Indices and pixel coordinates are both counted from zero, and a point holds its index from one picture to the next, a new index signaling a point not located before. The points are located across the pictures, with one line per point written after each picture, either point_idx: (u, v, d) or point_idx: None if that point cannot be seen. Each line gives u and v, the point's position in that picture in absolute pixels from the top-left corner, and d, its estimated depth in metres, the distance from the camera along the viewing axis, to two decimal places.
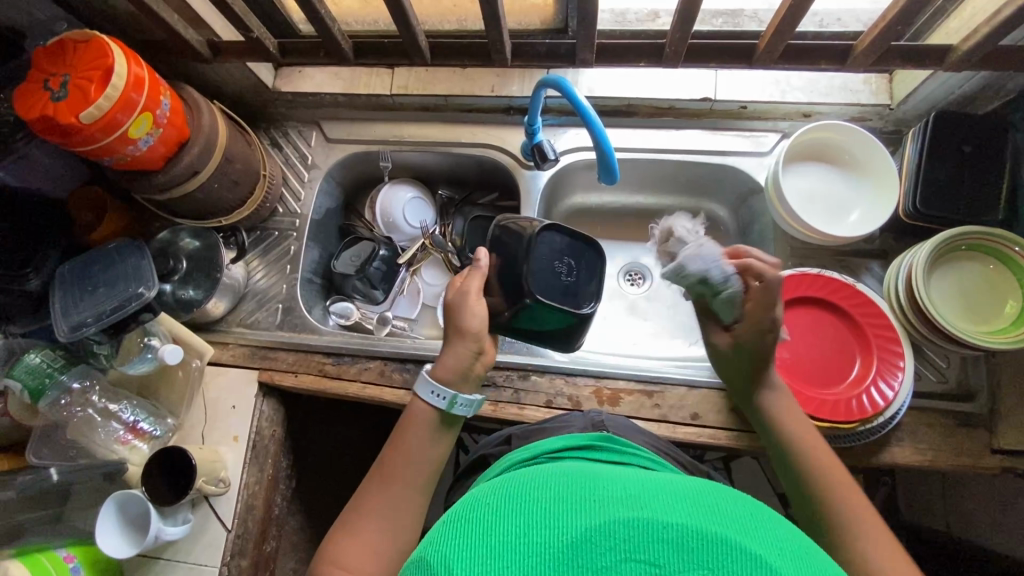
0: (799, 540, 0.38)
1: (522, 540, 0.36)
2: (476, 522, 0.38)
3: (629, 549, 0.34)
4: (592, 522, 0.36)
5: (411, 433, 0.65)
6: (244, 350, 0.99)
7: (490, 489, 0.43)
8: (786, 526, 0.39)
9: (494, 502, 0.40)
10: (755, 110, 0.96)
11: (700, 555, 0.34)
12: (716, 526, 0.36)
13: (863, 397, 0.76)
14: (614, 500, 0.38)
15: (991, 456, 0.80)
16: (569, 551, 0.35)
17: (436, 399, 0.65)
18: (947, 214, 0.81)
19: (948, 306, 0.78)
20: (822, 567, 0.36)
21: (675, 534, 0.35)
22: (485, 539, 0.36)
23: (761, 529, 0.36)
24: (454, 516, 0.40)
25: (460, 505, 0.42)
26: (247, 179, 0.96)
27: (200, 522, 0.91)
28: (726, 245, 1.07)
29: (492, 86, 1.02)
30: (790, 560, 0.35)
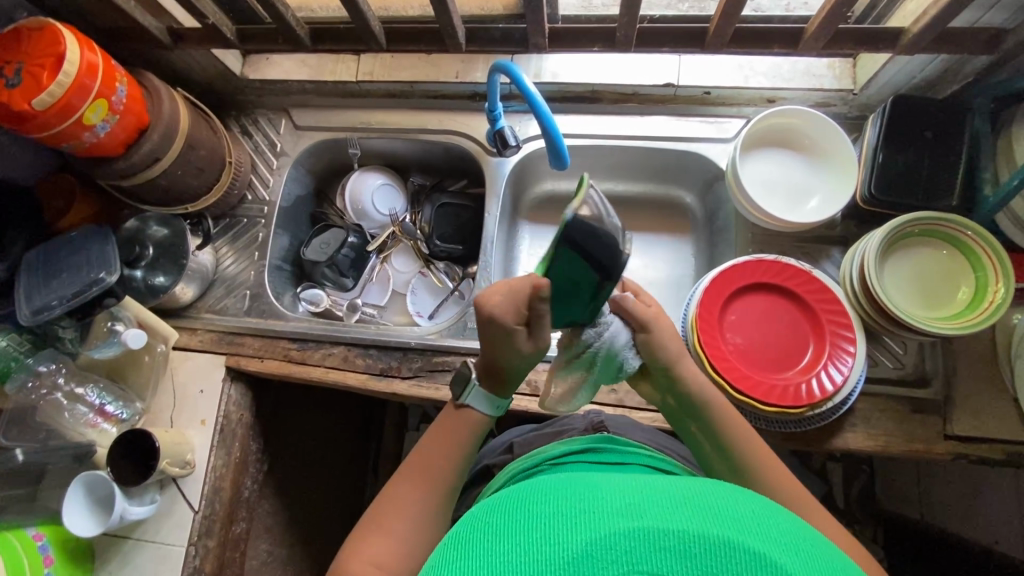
0: (792, 529, 0.40)
1: (527, 559, 0.37)
2: (478, 549, 0.39)
3: (633, 561, 0.35)
4: (595, 536, 0.37)
5: (453, 433, 0.66)
6: (212, 335, 1.00)
7: (490, 508, 0.44)
8: (778, 516, 0.41)
9: (494, 526, 0.41)
10: (719, 95, 0.95)
11: (704, 560, 0.35)
12: (715, 528, 0.37)
13: (812, 382, 0.76)
14: (612, 510, 0.39)
15: (944, 443, 0.80)
16: (573, 565, 0.36)
17: (494, 410, 0.68)
18: (905, 201, 0.80)
19: (900, 292, 0.78)
20: (821, 557, 0.38)
21: (677, 541, 0.36)
22: (489, 560, 0.38)
23: (760, 526, 0.38)
24: (455, 542, 0.41)
25: (461, 529, 0.43)
26: (213, 166, 0.97)
27: (168, 503, 0.93)
28: (694, 232, 1.07)
29: (457, 72, 1.02)
30: (786, 552, 0.37)
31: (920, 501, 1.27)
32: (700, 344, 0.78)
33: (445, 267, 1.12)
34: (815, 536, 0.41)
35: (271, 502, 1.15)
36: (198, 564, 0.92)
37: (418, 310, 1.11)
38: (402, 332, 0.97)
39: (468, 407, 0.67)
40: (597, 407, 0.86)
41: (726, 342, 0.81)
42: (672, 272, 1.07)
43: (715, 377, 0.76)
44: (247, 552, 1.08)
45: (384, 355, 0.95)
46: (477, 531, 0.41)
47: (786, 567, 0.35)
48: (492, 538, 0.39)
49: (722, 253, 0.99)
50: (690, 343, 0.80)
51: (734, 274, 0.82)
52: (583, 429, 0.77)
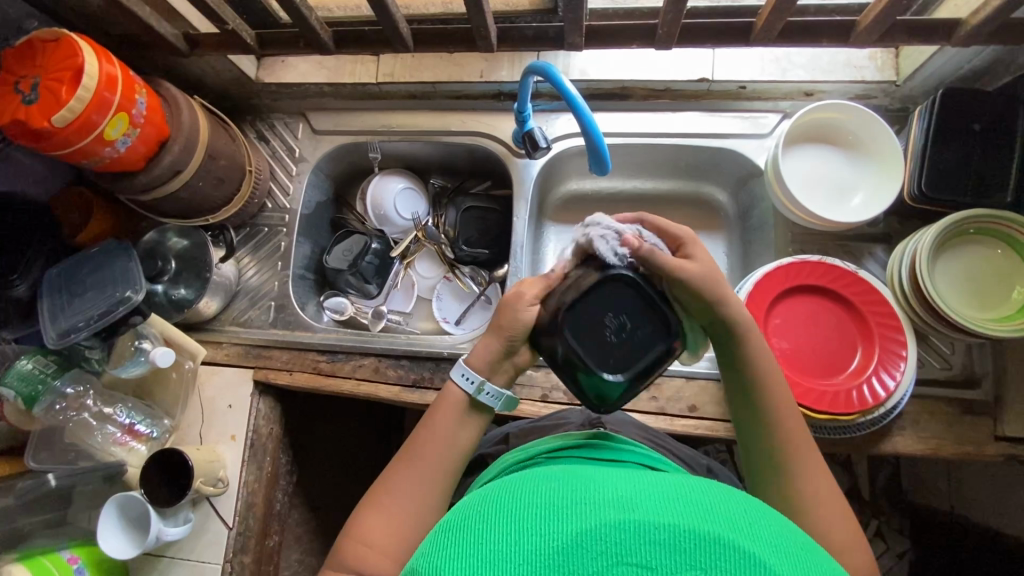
0: (790, 535, 0.38)
1: (514, 549, 0.36)
2: (470, 533, 0.39)
3: (621, 553, 0.34)
4: (583, 526, 0.36)
5: (441, 420, 0.64)
6: (238, 349, 0.98)
7: (484, 495, 0.44)
8: (777, 521, 0.39)
9: (486, 512, 0.40)
10: (754, 90, 0.92)
11: (693, 556, 0.34)
12: (708, 524, 0.36)
13: (863, 388, 0.74)
14: (602, 501, 0.38)
15: (995, 444, 0.78)
16: (560, 557, 0.35)
17: (467, 383, 0.64)
18: (954, 196, 0.78)
19: (951, 292, 0.76)
20: (814, 562, 0.37)
21: (667, 534, 0.35)
22: (477, 547, 0.37)
23: (755, 528, 0.37)
24: (448, 525, 0.41)
25: (453, 515, 0.43)
26: (233, 175, 0.94)
27: (201, 520, 0.92)
28: (726, 229, 1.05)
29: (481, 71, 0.98)
30: (782, 557, 0.35)
31: (952, 493, 1.26)
32: None
33: (470, 272, 1.09)
34: (812, 542, 0.39)
35: (300, 513, 1.14)
36: None
37: (445, 316, 1.09)
38: (433, 341, 0.95)
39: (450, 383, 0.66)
40: (638, 416, 0.85)
41: (772, 346, 0.79)
42: None
43: None
44: (280, 564, 1.07)
45: (416, 365, 0.93)
46: (465, 518, 0.41)
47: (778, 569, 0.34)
48: (484, 525, 0.39)
49: (758, 251, 0.97)
50: None
51: (778, 275, 0.80)
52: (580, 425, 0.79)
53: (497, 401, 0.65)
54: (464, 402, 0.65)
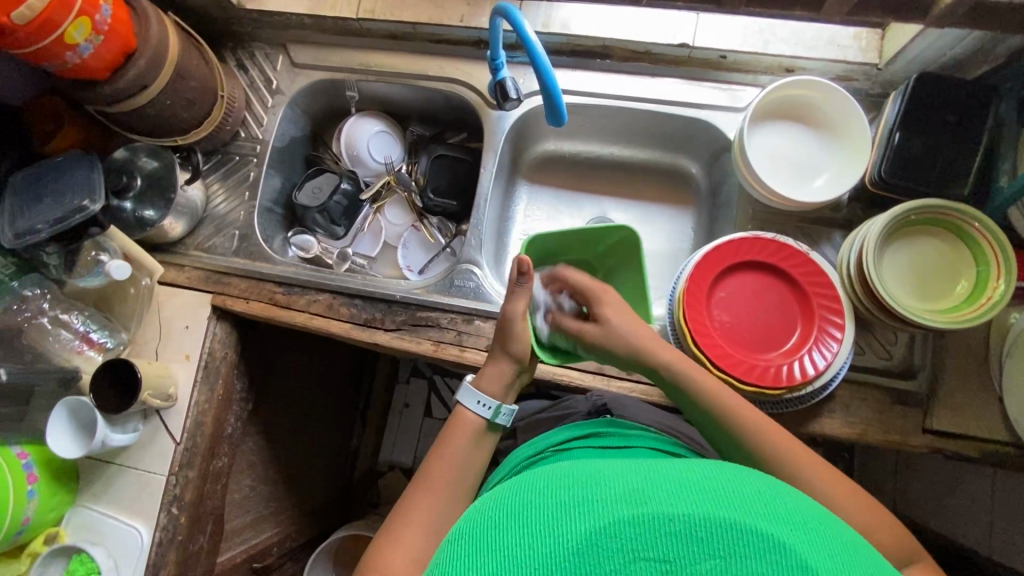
0: (796, 501, 0.43)
1: (529, 554, 0.39)
2: (482, 541, 0.41)
3: (638, 549, 0.38)
4: (599, 525, 0.39)
5: (454, 441, 0.70)
6: (199, 273, 1.00)
7: (492, 498, 0.46)
8: (780, 491, 0.43)
9: (497, 517, 0.43)
10: (735, 61, 0.90)
11: (710, 544, 0.38)
12: (720, 510, 0.39)
13: (794, 364, 0.75)
14: (615, 495, 0.41)
15: (921, 435, 0.79)
16: (579, 556, 0.38)
17: (484, 408, 0.71)
18: (915, 185, 0.77)
19: (897, 281, 0.76)
20: (823, 530, 0.41)
21: (684, 525, 0.38)
22: (495, 556, 0.40)
23: (765, 506, 0.40)
24: (461, 537, 0.43)
25: (465, 524, 0.45)
26: (205, 98, 0.94)
27: (150, 433, 0.96)
28: (696, 204, 1.05)
29: (462, 16, 0.96)
30: (794, 530, 0.39)
31: (895, 491, 1.28)
32: (685, 318, 0.77)
33: (438, 223, 1.10)
34: (816, 504, 0.44)
35: (255, 442, 1.17)
36: (179, 493, 0.95)
37: (409, 264, 1.10)
38: (388, 284, 0.96)
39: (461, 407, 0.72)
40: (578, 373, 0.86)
41: (712, 318, 0.80)
42: (670, 245, 1.05)
43: (696, 352, 0.75)
44: (229, 486, 1.11)
45: (369, 306, 0.94)
46: (478, 527, 0.43)
47: (792, 544, 0.38)
48: (498, 531, 0.41)
49: (722, 227, 0.97)
50: (675, 316, 0.79)
51: (729, 249, 0.80)
52: (587, 413, 0.91)
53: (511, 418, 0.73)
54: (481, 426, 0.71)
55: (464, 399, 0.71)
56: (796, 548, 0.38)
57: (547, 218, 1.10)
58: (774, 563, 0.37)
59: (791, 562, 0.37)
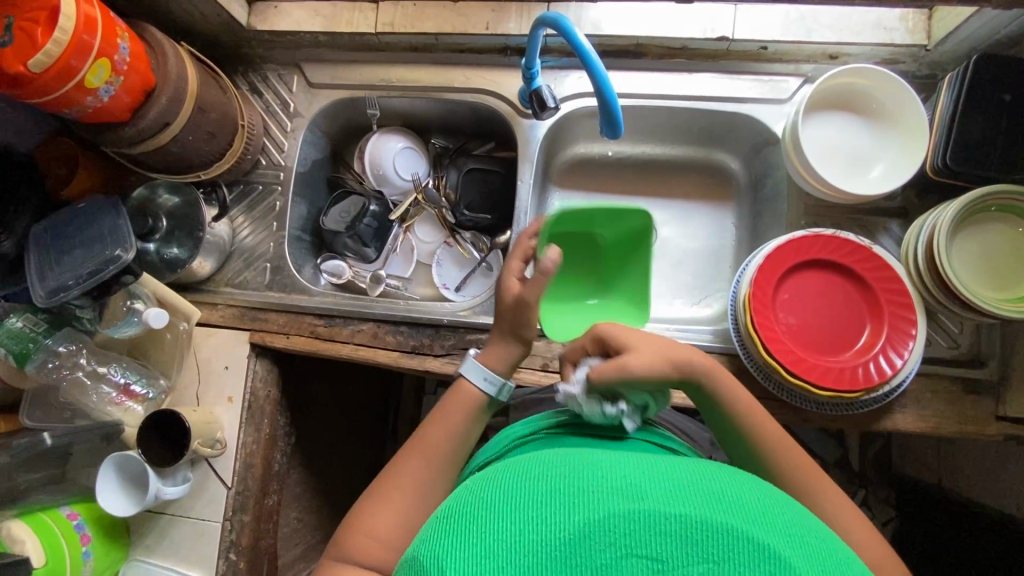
0: (799, 518, 0.41)
1: (518, 539, 0.38)
2: (468, 519, 0.40)
3: (631, 545, 0.36)
4: (593, 517, 0.38)
5: (450, 413, 0.70)
6: (233, 311, 0.96)
7: (483, 480, 0.45)
8: (786, 506, 0.42)
9: (486, 499, 0.42)
10: (776, 51, 0.87)
11: (706, 548, 0.36)
12: (720, 515, 0.38)
13: (870, 365, 0.73)
14: (612, 489, 0.39)
15: (995, 424, 0.78)
16: (567, 547, 0.37)
17: (486, 384, 0.71)
18: (978, 170, 0.75)
19: (969, 270, 0.74)
20: (826, 547, 0.39)
21: (680, 525, 0.37)
22: (479, 538, 0.38)
23: (767, 516, 0.39)
24: (445, 515, 0.42)
25: (450, 504, 0.43)
26: (225, 128, 0.89)
27: (200, 480, 0.93)
28: (736, 199, 1.03)
29: (487, 23, 0.92)
30: (796, 546, 0.38)
31: (940, 467, 1.28)
32: (753, 325, 0.74)
33: (471, 238, 1.06)
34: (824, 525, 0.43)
35: (299, 474, 1.15)
36: (235, 538, 0.93)
37: (445, 282, 1.06)
38: (434, 308, 0.93)
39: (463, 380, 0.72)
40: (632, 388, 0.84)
41: (778, 322, 0.78)
42: (712, 243, 1.03)
43: (769, 360, 0.73)
44: (280, 522, 1.09)
45: (415, 332, 0.91)
46: (466, 505, 0.42)
47: (794, 561, 0.36)
48: (486, 512, 0.40)
49: (768, 223, 0.95)
50: (742, 323, 0.76)
51: (790, 249, 0.77)
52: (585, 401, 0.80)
53: (504, 393, 0.72)
54: (477, 398, 0.71)
55: (469, 375, 0.71)
56: (799, 567, 0.36)
57: None
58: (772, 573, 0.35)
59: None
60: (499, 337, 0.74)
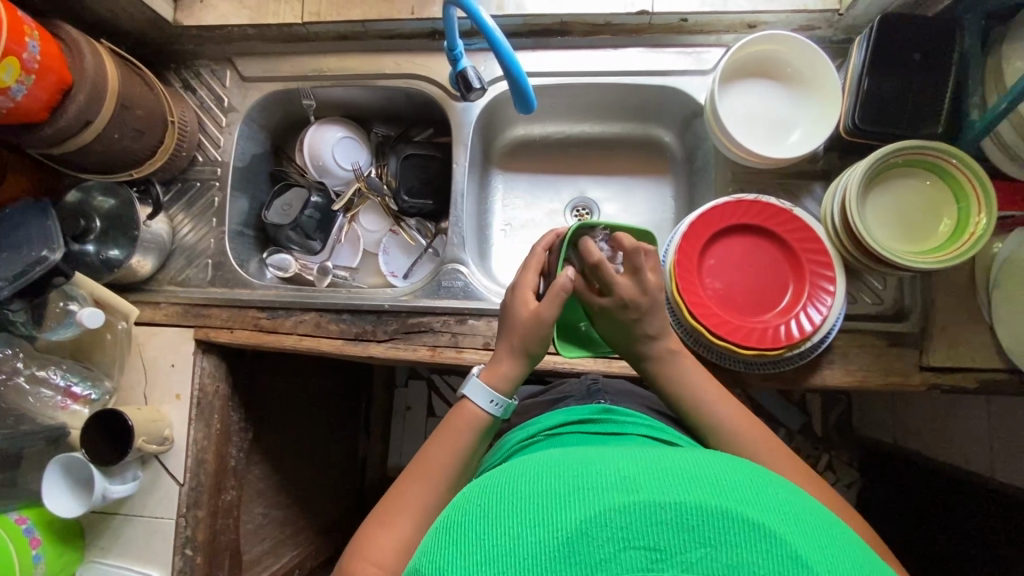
0: (797, 497, 0.41)
1: (517, 542, 0.37)
2: (465, 529, 0.40)
3: (629, 537, 0.36)
4: (589, 513, 0.37)
5: (450, 432, 0.67)
6: (177, 309, 0.96)
7: (479, 487, 0.45)
8: (782, 486, 0.42)
9: (483, 507, 0.42)
10: (696, 22, 0.89)
11: (702, 533, 0.36)
12: (715, 499, 0.38)
13: (790, 323, 0.75)
14: (607, 485, 0.39)
15: (919, 374, 0.81)
16: (566, 546, 0.36)
17: (492, 407, 0.68)
18: (887, 128, 0.77)
19: (880, 226, 0.76)
20: (823, 523, 0.39)
21: (676, 514, 0.37)
22: (479, 544, 0.38)
23: (761, 497, 0.39)
24: (444, 526, 0.42)
25: (447, 514, 0.44)
26: (153, 125, 0.89)
27: (152, 478, 0.94)
28: (673, 172, 1.04)
29: (412, 8, 0.93)
30: (791, 522, 0.38)
31: (894, 426, 1.31)
32: (678, 290, 0.76)
33: (416, 224, 1.07)
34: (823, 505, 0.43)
35: (261, 468, 1.15)
36: (190, 534, 0.93)
37: (393, 270, 1.07)
38: (375, 295, 0.93)
39: (469, 401, 0.69)
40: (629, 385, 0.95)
41: (705, 286, 0.79)
42: (652, 217, 1.04)
43: (693, 323, 0.75)
44: (241, 517, 1.09)
45: (358, 319, 0.92)
46: (465, 514, 0.42)
47: (790, 538, 0.36)
48: (483, 519, 0.40)
49: (701, 193, 0.96)
50: (668, 288, 0.78)
51: (713, 216, 0.79)
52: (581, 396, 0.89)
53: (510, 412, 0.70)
54: (485, 419, 0.68)
55: (473, 394, 0.68)
56: (795, 543, 0.36)
57: (526, 205, 1.08)
58: (773, 553, 0.35)
59: (790, 555, 0.35)
60: (508, 349, 0.70)
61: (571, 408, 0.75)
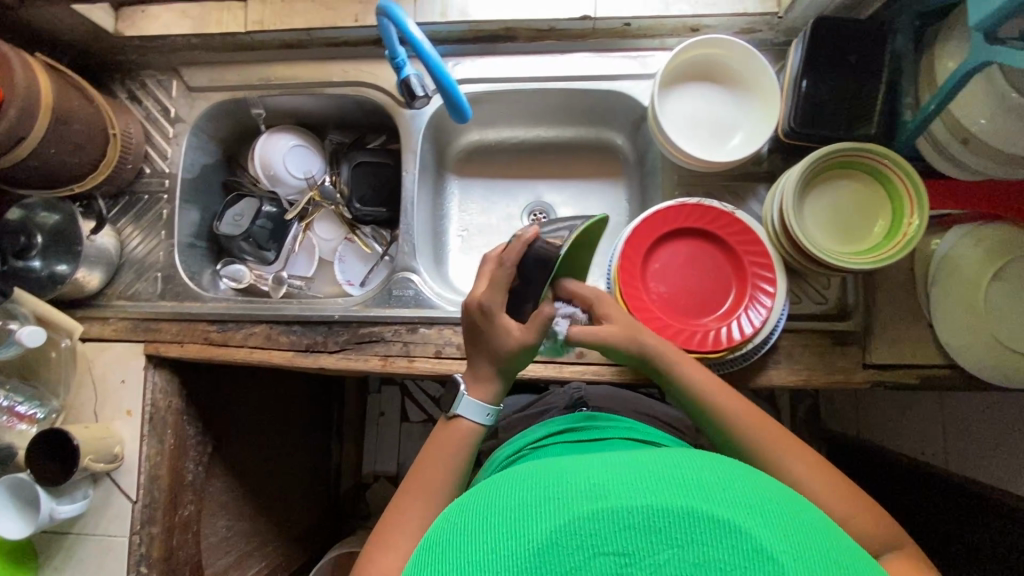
0: (766, 489, 0.42)
1: (491, 557, 0.40)
2: (448, 549, 0.42)
3: (597, 544, 0.38)
4: (559, 524, 0.39)
5: (445, 449, 0.68)
6: (126, 323, 0.95)
7: (463, 505, 0.47)
8: (751, 480, 0.43)
9: (463, 525, 0.44)
10: (640, 27, 0.89)
11: (668, 534, 0.37)
12: (681, 499, 0.39)
13: (730, 325, 0.76)
14: (578, 493, 0.41)
15: (862, 371, 0.82)
16: (539, 557, 0.38)
17: (486, 420, 0.70)
18: (824, 131, 0.78)
19: (819, 229, 0.77)
20: (790, 515, 0.40)
21: (642, 516, 0.38)
22: (460, 562, 0.40)
23: (726, 493, 0.40)
24: (429, 547, 0.44)
25: (433, 534, 0.46)
26: (93, 139, 0.88)
27: (104, 496, 0.93)
28: (627, 175, 1.05)
29: (355, 15, 0.92)
30: (756, 517, 0.39)
31: (857, 419, 1.32)
32: (620, 295, 0.77)
33: (372, 231, 1.06)
34: (794, 495, 0.44)
35: (223, 481, 1.14)
36: (145, 551, 0.93)
37: (349, 279, 1.06)
38: (326, 305, 0.92)
39: (461, 418, 0.70)
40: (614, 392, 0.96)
41: (649, 291, 0.80)
42: (607, 220, 1.05)
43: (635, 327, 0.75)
44: (201, 532, 1.08)
45: (309, 330, 0.91)
46: (448, 534, 0.44)
47: (754, 533, 0.37)
48: (463, 538, 0.42)
49: (653, 196, 0.97)
50: (612, 293, 0.78)
51: (658, 219, 0.79)
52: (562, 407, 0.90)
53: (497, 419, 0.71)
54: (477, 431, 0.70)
55: (465, 412, 0.69)
56: (759, 537, 0.37)
57: (483, 210, 1.08)
58: (737, 548, 0.37)
59: (752, 550, 0.37)
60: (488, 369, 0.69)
61: (549, 422, 0.77)
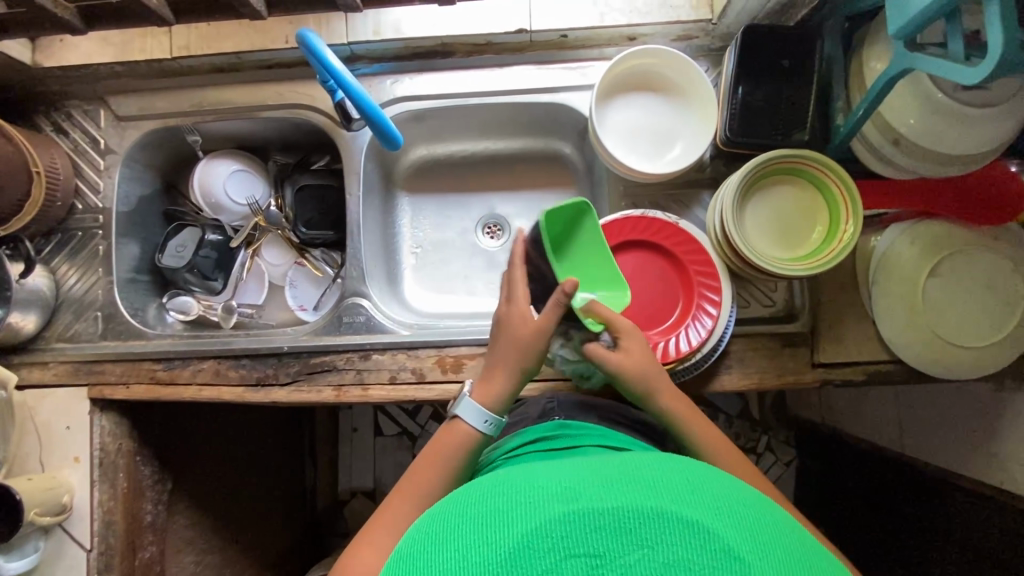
0: (736, 488, 0.41)
1: (461, 564, 0.38)
2: (416, 557, 0.40)
3: (569, 546, 0.36)
4: (530, 527, 0.38)
5: (436, 454, 0.65)
6: (67, 367, 0.92)
7: (431, 512, 0.45)
8: (722, 479, 0.42)
9: (432, 533, 0.41)
10: (577, 38, 0.88)
11: (639, 535, 0.36)
12: (652, 499, 0.38)
13: (676, 338, 0.77)
14: (549, 495, 0.39)
15: (812, 371, 0.83)
16: (509, 562, 0.36)
17: (486, 427, 0.67)
18: (760, 138, 0.79)
19: (761, 236, 0.77)
20: (761, 513, 0.40)
21: (613, 518, 0.37)
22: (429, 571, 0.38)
23: (696, 492, 0.39)
24: (396, 557, 0.42)
25: (399, 544, 0.43)
26: (15, 179, 0.84)
27: (56, 547, 0.90)
28: (578, 183, 1.04)
29: (286, 37, 0.90)
30: (726, 517, 0.38)
31: (821, 405, 1.33)
32: None
33: (322, 254, 1.04)
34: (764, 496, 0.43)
35: (188, 517, 1.08)
36: None
37: (302, 303, 1.03)
38: (276, 336, 0.90)
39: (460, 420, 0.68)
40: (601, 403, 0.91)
41: None
42: None
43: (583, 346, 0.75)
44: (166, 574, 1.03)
45: (259, 363, 0.89)
46: (415, 543, 0.42)
47: (723, 532, 0.37)
48: (432, 546, 0.40)
49: (602, 206, 0.97)
50: None
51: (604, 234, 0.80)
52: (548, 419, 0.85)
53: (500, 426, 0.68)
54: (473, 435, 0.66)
55: (463, 414, 0.67)
56: (729, 535, 0.37)
57: (435, 225, 1.06)
58: (708, 547, 0.36)
59: (722, 548, 0.36)
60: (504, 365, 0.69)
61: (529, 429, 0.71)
